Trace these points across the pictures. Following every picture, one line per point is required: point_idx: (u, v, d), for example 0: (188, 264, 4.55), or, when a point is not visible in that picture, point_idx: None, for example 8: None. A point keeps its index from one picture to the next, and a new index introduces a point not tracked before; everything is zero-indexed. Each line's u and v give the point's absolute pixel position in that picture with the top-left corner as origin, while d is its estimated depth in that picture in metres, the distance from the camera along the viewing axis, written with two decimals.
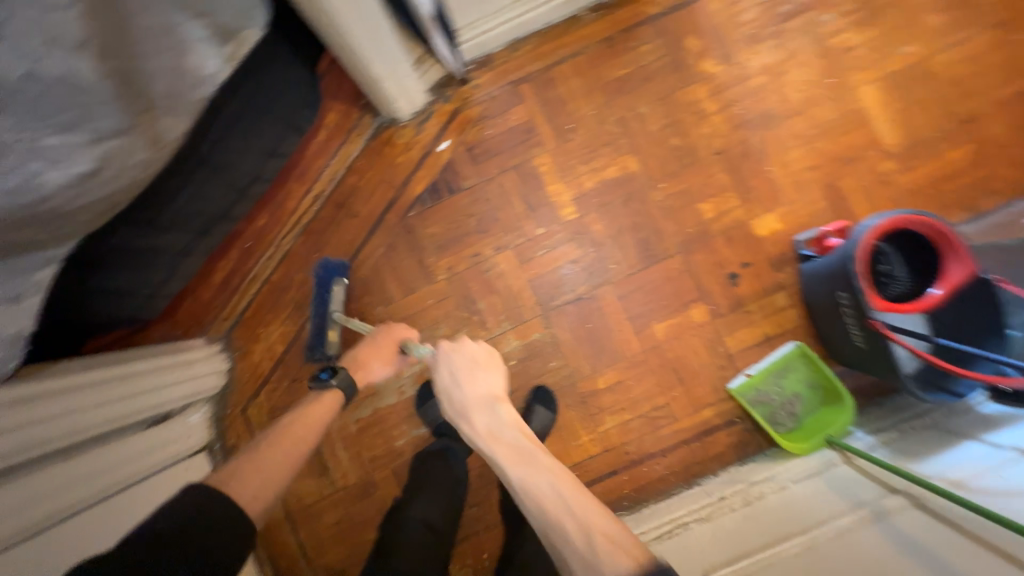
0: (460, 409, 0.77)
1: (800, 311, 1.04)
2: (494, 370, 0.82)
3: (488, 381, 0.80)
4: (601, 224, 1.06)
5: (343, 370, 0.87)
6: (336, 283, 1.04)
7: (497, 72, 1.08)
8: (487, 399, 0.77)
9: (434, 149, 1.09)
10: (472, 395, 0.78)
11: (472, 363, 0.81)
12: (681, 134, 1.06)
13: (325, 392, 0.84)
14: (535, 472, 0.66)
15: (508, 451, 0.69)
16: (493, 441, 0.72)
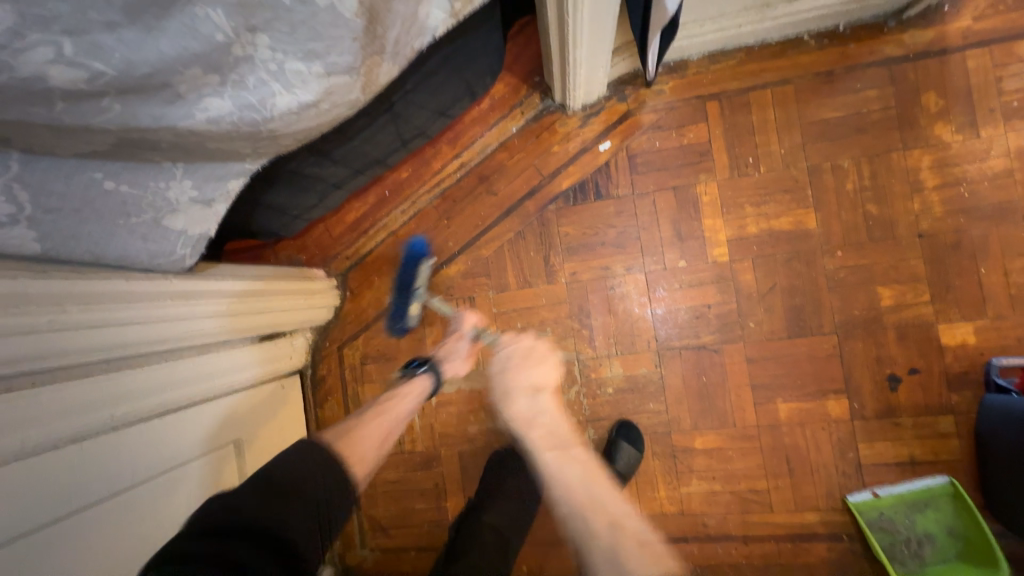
0: (504, 392, 0.74)
1: (964, 444, 0.88)
2: (545, 360, 0.76)
3: (541, 371, 0.75)
4: (752, 276, 0.95)
5: (430, 359, 0.87)
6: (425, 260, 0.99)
7: (687, 82, 0.98)
8: (533, 389, 0.73)
9: (594, 147, 1.03)
10: (517, 382, 0.74)
11: (528, 351, 0.77)
12: (881, 202, 0.91)
13: (415, 381, 0.84)
14: (566, 463, 0.65)
15: (547, 438, 0.68)
16: (528, 428, 0.70)
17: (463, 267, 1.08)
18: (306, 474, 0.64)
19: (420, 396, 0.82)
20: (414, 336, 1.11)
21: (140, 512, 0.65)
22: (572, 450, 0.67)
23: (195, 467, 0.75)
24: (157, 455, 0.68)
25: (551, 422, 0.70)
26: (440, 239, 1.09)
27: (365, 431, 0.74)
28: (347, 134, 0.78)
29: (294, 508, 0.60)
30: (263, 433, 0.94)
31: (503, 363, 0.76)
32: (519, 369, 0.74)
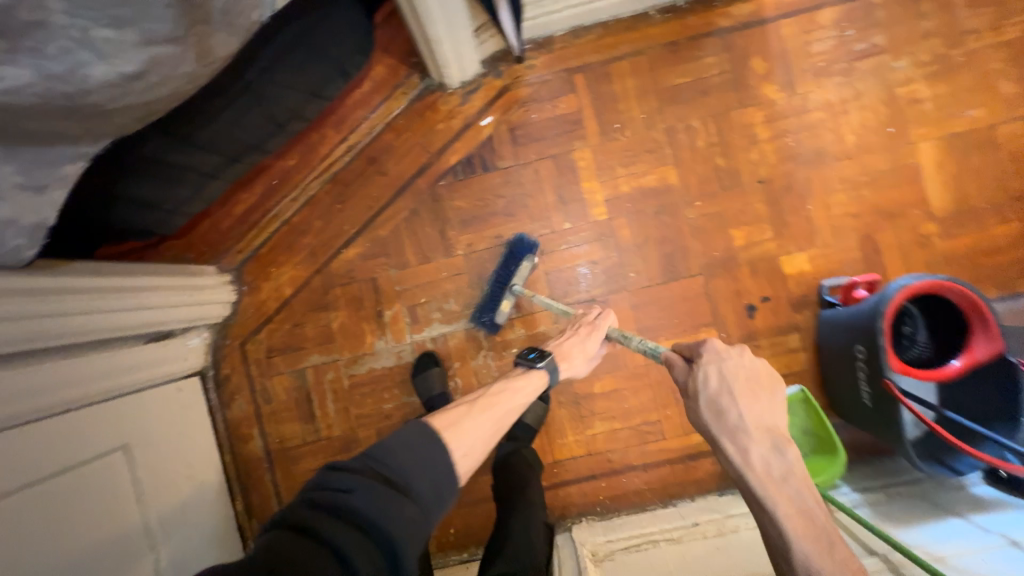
0: (724, 432, 0.60)
1: (809, 356, 1.02)
2: (776, 394, 0.61)
3: (771, 409, 0.61)
4: (629, 231, 1.05)
5: (550, 354, 0.81)
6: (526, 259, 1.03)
7: (554, 56, 1.05)
8: (768, 434, 0.59)
9: (477, 122, 1.07)
10: (749, 423, 0.60)
11: (751, 378, 0.62)
12: (728, 155, 1.03)
13: (531, 373, 0.78)
14: (830, 564, 0.51)
15: (806, 528, 0.54)
16: (772, 490, 0.56)
17: (362, 249, 1.09)
18: (418, 469, 0.54)
19: (529, 393, 0.75)
20: (319, 322, 1.09)
21: (21, 526, 0.62)
22: (837, 547, 0.53)
23: (77, 476, 0.72)
24: (23, 467, 0.65)
25: (784, 485, 0.56)
26: (335, 223, 1.09)
27: (474, 425, 0.65)
28: (206, 117, 0.77)
29: (405, 506, 0.51)
30: (158, 435, 0.92)
31: (727, 396, 0.61)
32: (748, 405, 0.60)
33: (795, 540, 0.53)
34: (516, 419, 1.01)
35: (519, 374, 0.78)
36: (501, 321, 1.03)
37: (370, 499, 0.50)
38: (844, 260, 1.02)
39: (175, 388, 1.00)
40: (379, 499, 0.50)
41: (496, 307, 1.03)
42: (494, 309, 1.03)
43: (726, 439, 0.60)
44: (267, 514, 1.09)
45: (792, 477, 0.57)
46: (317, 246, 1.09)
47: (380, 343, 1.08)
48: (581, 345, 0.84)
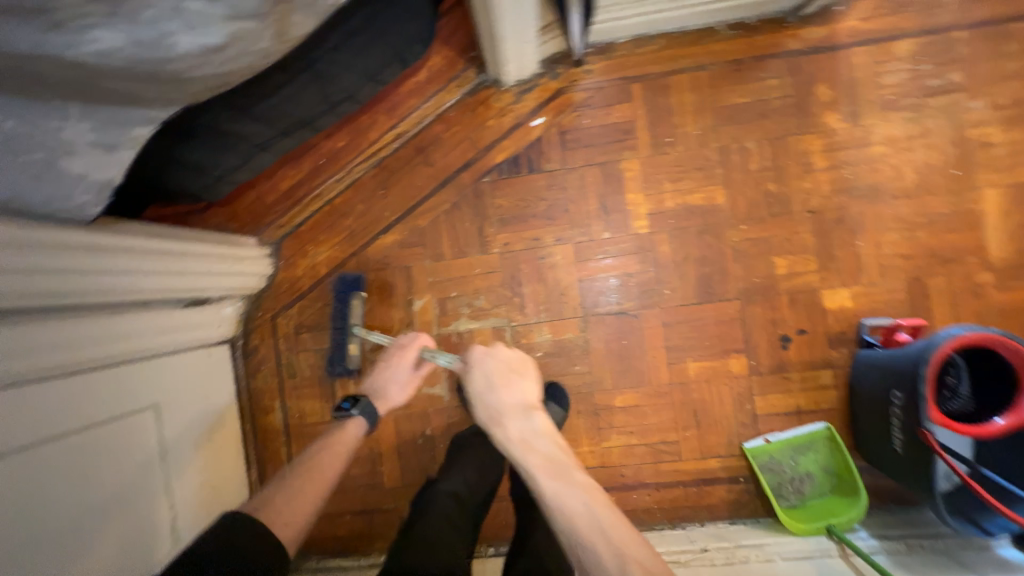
0: (494, 415, 0.82)
1: (841, 394, 1.00)
2: (529, 378, 0.87)
3: (524, 387, 0.86)
4: (669, 248, 1.03)
5: (360, 401, 0.93)
6: (354, 297, 1.07)
7: (614, 63, 1.04)
8: (521, 408, 0.83)
9: (528, 121, 1.06)
10: (507, 402, 0.83)
11: (507, 367, 0.88)
12: (779, 181, 1.01)
13: (347, 423, 0.91)
14: (569, 487, 0.72)
15: (549, 467, 0.74)
16: (525, 449, 0.78)
17: (399, 237, 1.09)
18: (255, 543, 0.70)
19: (354, 438, 0.91)
20: None
21: (48, 472, 0.64)
22: (576, 477, 0.73)
23: (107, 429, 0.75)
24: (63, 413, 0.68)
25: (545, 443, 0.78)
26: (376, 208, 1.10)
27: (284, 493, 0.80)
28: (268, 89, 0.77)
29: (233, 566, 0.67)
30: (186, 397, 0.93)
31: (483, 387, 0.85)
32: (502, 392, 0.84)
33: (537, 479, 0.73)
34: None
35: (336, 428, 0.92)
36: (354, 366, 1.07)
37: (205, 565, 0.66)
38: (888, 301, 0.99)
39: (206, 354, 1.02)
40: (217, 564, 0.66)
41: (344, 353, 1.07)
42: (342, 357, 1.07)
43: (492, 425, 0.82)
44: None
45: (543, 435, 0.80)
46: (355, 229, 1.10)
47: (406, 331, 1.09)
48: (389, 373, 0.97)
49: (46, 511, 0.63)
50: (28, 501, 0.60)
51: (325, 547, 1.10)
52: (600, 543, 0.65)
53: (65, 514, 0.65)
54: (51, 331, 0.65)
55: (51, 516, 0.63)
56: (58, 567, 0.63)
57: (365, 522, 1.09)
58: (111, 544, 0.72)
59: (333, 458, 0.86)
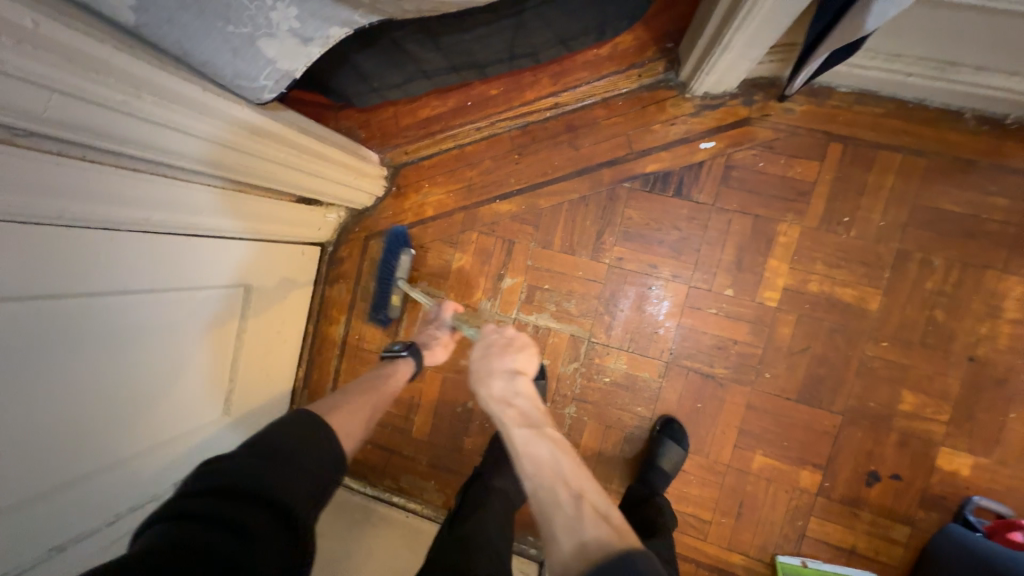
0: (482, 375, 0.76)
1: (907, 555, 0.90)
2: (525, 349, 0.80)
3: (515, 356, 0.78)
4: (790, 332, 0.93)
5: (411, 346, 0.91)
6: (404, 252, 1.05)
7: (823, 111, 0.90)
8: (507, 368, 0.76)
9: (696, 141, 0.95)
10: (496, 365, 0.76)
11: (505, 344, 0.80)
12: (951, 312, 0.87)
13: (398, 362, 0.89)
14: (537, 438, 0.65)
15: (519, 419, 0.68)
16: (502, 405, 0.71)
17: (515, 209, 1.04)
18: (300, 443, 0.61)
19: (402, 378, 0.87)
20: (442, 254, 1.08)
21: (137, 325, 0.65)
22: (547, 432, 0.66)
23: (198, 298, 0.76)
24: (160, 269, 0.67)
25: (524, 403, 0.71)
26: (504, 171, 1.04)
27: (351, 406, 0.74)
28: (466, 21, 0.72)
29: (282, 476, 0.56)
30: (272, 284, 0.97)
31: (484, 355, 0.79)
32: (495, 358, 0.77)
33: (509, 433, 0.67)
34: (652, 460, 0.95)
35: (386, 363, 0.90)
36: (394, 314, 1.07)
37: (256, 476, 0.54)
38: (1011, 487, 0.86)
39: (299, 251, 1.04)
40: (273, 473, 0.56)
41: (386, 301, 1.05)
42: (383, 306, 1.05)
43: (476, 385, 0.76)
44: (319, 394, 1.15)
45: (524, 394, 0.73)
46: (475, 184, 1.06)
47: (485, 304, 1.06)
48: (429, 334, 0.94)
49: (127, 360, 0.65)
50: (114, 346, 0.63)
51: None
52: (564, 502, 0.56)
53: (139, 366, 0.68)
54: (162, 188, 0.64)
55: (132, 363, 0.66)
56: (121, 406, 0.67)
57: (384, 460, 1.13)
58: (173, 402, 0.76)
59: (391, 379, 0.85)
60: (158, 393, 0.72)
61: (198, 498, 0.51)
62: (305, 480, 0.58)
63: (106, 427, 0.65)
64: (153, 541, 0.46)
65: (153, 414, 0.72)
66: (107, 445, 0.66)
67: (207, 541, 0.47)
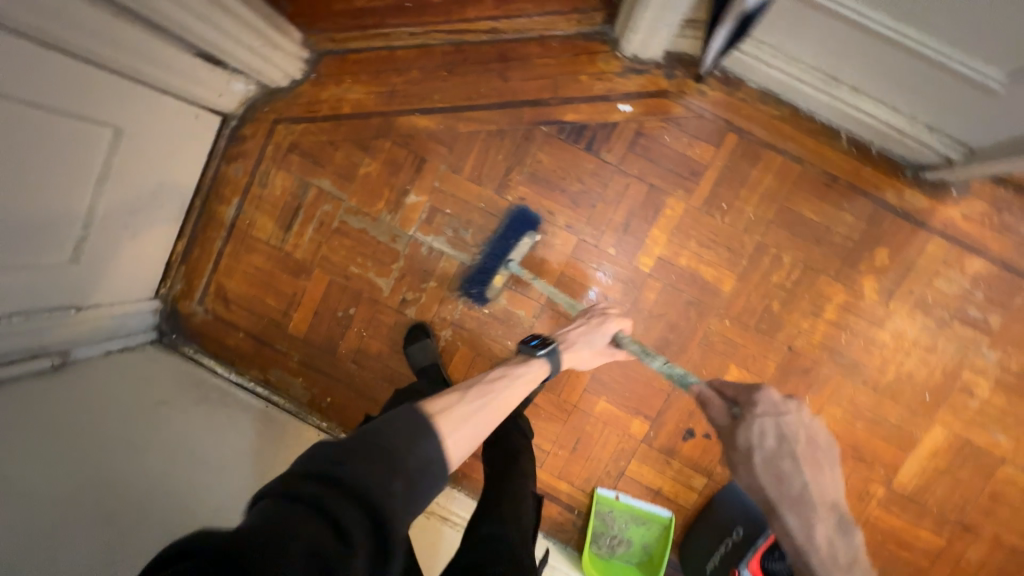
0: (796, 500, 0.60)
1: (698, 501, 1.06)
2: (835, 469, 0.63)
3: (831, 482, 0.62)
4: (654, 297, 1.02)
5: (551, 344, 0.90)
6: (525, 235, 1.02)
7: (730, 101, 0.96)
8: (832, 509, 0.60)
9: (615, 101, 0.98)
10: (820, 495, 0.60)
11: (809, 442, 0.64)
12: (785, 305, 0.99)
13: (533, 359, 0.88)
14: None
15: None
16: (840, 572, 0.56)
17: (433, 126, 1.03)
18: (408, 444, 0.55)
19: (528, 378, 0.83)
20: (352, 156, 1.05)
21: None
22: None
23: (59, 124, 0.73)
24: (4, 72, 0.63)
25: (857, 572, 0.57)
26: (429, 85, 1.02)
27: (468, 410, 0.69)
28: None
29: (392, 481, 0.50)
30: (155, 138, 0.91)
31: (777, 451, 0.64)
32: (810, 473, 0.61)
33: None
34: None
35: (520, 362, 0.87)
36: (490, 295, 1.05)
37: (361, 473, 0.49)
38: None
39: (194, 115, 0.97)
40: (377, 475, 0.49)
41: (488, 282, 1.04)
42: (484, 281, 1.04)
43: (789, 509, 0.60)
44: (198, 273, 1.11)
45: (851, 558, 0.58)
46: (398, 91, 1.02)
47: (385, 215, 1.06)
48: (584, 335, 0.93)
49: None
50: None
51: (208, 346, 1.12)
52: None
53: None
54: None
55: None
56: None
57: (254, 350, 1.12)
58: (19, 226, 0.74)
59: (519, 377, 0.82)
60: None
61: (309, 482, 0.47)
62: (399, 478, 0.51)
63: None
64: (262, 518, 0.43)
65: None
66: None
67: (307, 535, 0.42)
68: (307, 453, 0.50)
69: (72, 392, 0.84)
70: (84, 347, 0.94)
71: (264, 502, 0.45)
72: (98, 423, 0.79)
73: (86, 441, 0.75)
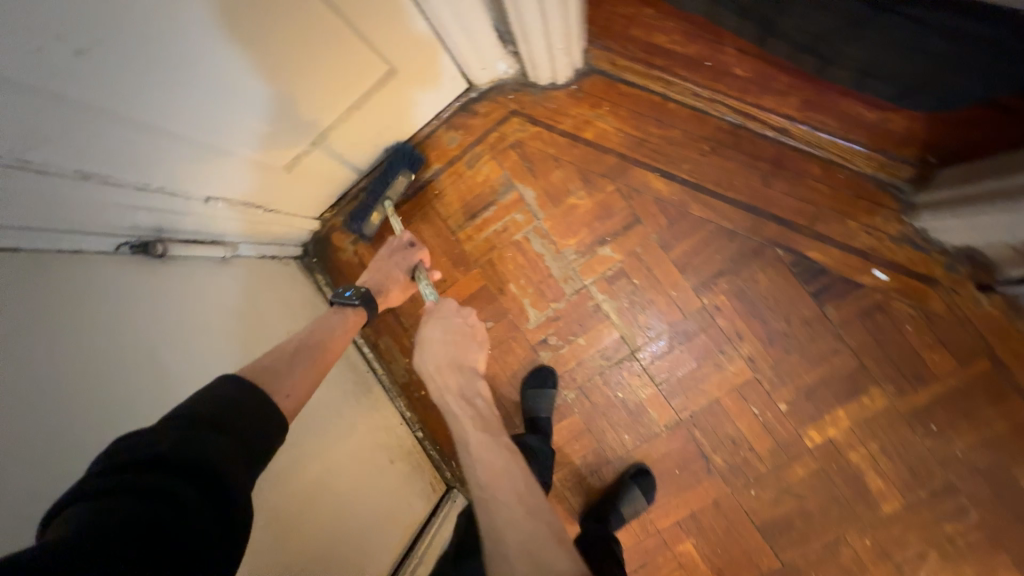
0: (433, 371, 0.83)
1: None
2: (470, 339, 0.85)
3: (462, 348, 0.84)
4: (801, 474, 0.91)
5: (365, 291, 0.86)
6: (401, 173, 0.99)
7: (1005, 326, 0.83)
8: (457, 367, 0.83)
9: (873, 263, 0.87)
10: (443, 360, 0.83)
11: (457, 320, 0.86)
12: (943, 560, 0.86)
13: (348, 308, 0.84)
14: (502, 461, 0.72)
15: (483, 435, 0.75)
16: (463, 404, 0.79)
17: (666, 193, 0.94)
18: (224, 405, 0.54)
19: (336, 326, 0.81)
20: (568, 180, 0.98)
21: (284, 24, 0.62)
22: (502, 442, 0.75)
23: (343, 40, 0.70)
24: None
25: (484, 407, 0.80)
26: (686, 152, 0.93)
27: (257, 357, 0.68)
28: None
29: (202, 436, 0.48)
30: (410, 87, 0.88)
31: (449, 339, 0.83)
32: (450, 342, 0.84)
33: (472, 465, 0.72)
34: (613, 502, 0.93)
35: (333, 314, 0.83)
36: (367, 233, 1.02)
37: (176, 448, 0.45)
38: None
39: (450, 77, 0.93)
40: (204, 444, 0.47)
41: (366, 216, 1.00)
42: (361, 220, 1.01)
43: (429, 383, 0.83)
44: None
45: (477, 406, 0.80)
46: (649, 142, 0.94)
47: (569, 252, 0.99)
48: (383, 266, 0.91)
49: (244, 53, 0.61)
50: (251, 26, 0.58)
51: (339, 285, 1.09)
52: (541, 539, 0.62)
53: (250, 63, 0.63)
54: None
55: (236, 41, 0.59)
56: (200, 78, 0.59)
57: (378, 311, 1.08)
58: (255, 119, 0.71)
59: (337, 329, 0.80)
60: (240, 92, 0.65)
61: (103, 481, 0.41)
62: (221, 438, 0.50)
63: (179, 86, 0.58)
64: (80, 523, 0.36)
65: (222, 106, 0.65)
66: (172, 105, 0.59)
67: (142, 518, 0.38)
68: (109, 451, 0.44)
69: (221, 287, 0.82)
70: (248, 245, 0.92)
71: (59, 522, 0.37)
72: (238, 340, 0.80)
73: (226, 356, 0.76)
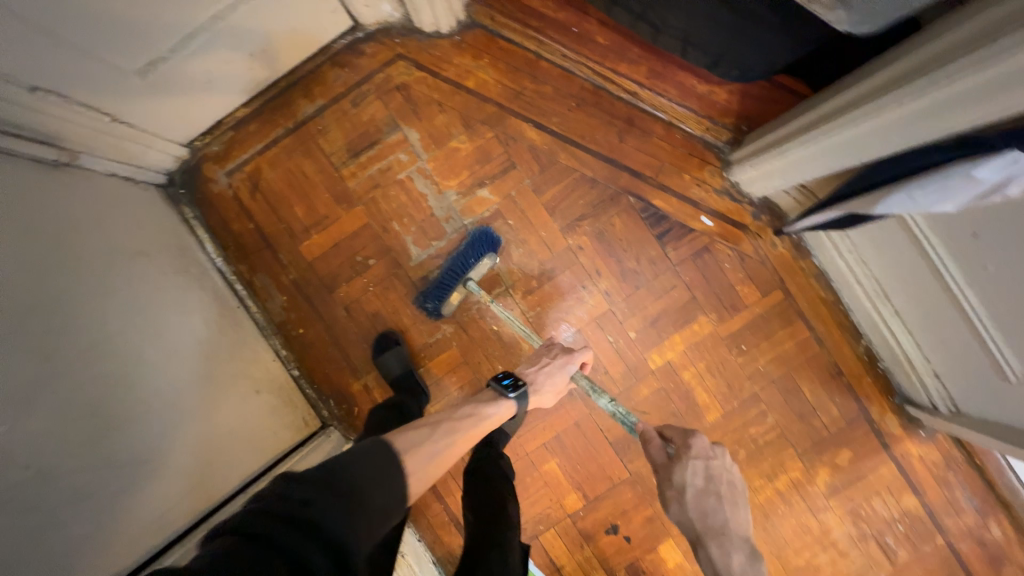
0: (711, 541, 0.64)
1: None
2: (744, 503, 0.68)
3: (743, 520, 0.66)
4: (646, 393, 1.05)
5: (522, 385, 0.84)
6: (487, 256, 0.99)
7: (791, 263, 1.03)
8: (746, 544, 0.64)
9: (700, 211, 1.04)
10: (732, 534, 0.64)
11: (729, 482, 0.69)
12: (748, 458, 1.04)
13: (503, 402, 0.81)
14: None
15: None
16: None
17: (538, 143, 1.04)
18: (373, 481, 0.52)
19: (498, 418, 0.79)
20: (452, 125, 1.04)
21: None
22: None
23: None
24: None
25: None
26: (555, 106, 1.03)
27: (431, 448, 0.64)
28: None
29: (359, 520, 0.47)
30: (288, 11, 0.88)
31: (711, 496, 0.67)
32: (726, 505, 0.67)
33: None
34: None
35: (488, 399, 0.81)
36: (444, 310, 1.01)
37: (327, 516, 0.45)
38: None
39: (332, 10, 0.95)
40: (341, 517, 0.46)
41: (444, 296, 1.00)
42: (439, 296, 1.00)
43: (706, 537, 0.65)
44: (242, 145, 1.04)
45: None
46: (524, 95, 1.03)
47: (452, 193, 1.04)
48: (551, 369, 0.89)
49: None
50: None
51: (211, 220, 1.04)
52: None
53: None
54: None
55: None
56: None
57: (254, 247, 1.05)
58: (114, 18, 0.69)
59: (489, 420, 0.77)
60: None
61: (264, 517, 0.42)
62: (365, 520, 0.47)
63: None
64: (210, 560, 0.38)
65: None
66: None
67: None
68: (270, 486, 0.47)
69: (81, 206, 0.79)
70: (92, 157, 0.85)
71: (219, 543, 0.40)
72: (84, 259, 0.73)
73: (55, 259, 0.68)
